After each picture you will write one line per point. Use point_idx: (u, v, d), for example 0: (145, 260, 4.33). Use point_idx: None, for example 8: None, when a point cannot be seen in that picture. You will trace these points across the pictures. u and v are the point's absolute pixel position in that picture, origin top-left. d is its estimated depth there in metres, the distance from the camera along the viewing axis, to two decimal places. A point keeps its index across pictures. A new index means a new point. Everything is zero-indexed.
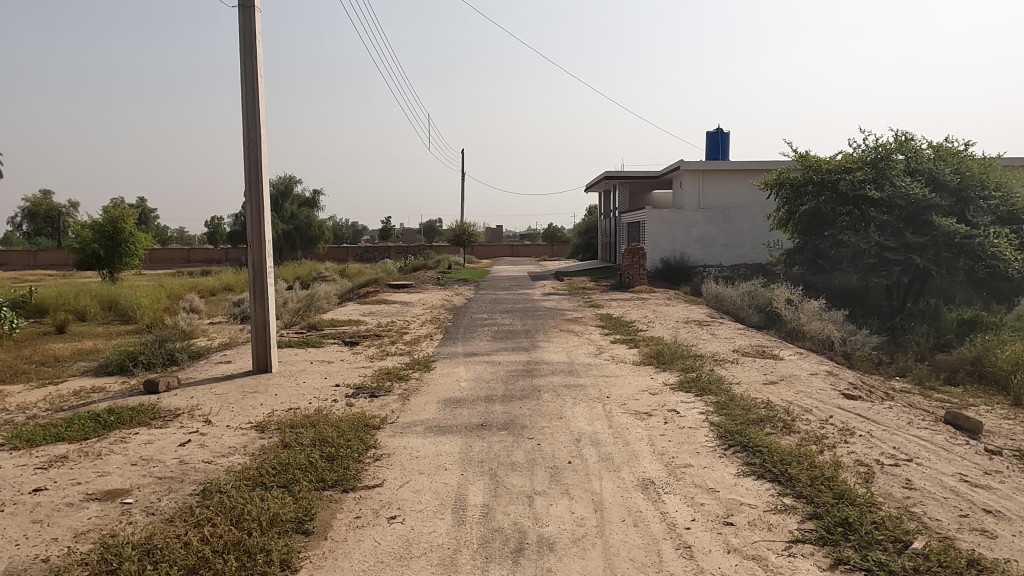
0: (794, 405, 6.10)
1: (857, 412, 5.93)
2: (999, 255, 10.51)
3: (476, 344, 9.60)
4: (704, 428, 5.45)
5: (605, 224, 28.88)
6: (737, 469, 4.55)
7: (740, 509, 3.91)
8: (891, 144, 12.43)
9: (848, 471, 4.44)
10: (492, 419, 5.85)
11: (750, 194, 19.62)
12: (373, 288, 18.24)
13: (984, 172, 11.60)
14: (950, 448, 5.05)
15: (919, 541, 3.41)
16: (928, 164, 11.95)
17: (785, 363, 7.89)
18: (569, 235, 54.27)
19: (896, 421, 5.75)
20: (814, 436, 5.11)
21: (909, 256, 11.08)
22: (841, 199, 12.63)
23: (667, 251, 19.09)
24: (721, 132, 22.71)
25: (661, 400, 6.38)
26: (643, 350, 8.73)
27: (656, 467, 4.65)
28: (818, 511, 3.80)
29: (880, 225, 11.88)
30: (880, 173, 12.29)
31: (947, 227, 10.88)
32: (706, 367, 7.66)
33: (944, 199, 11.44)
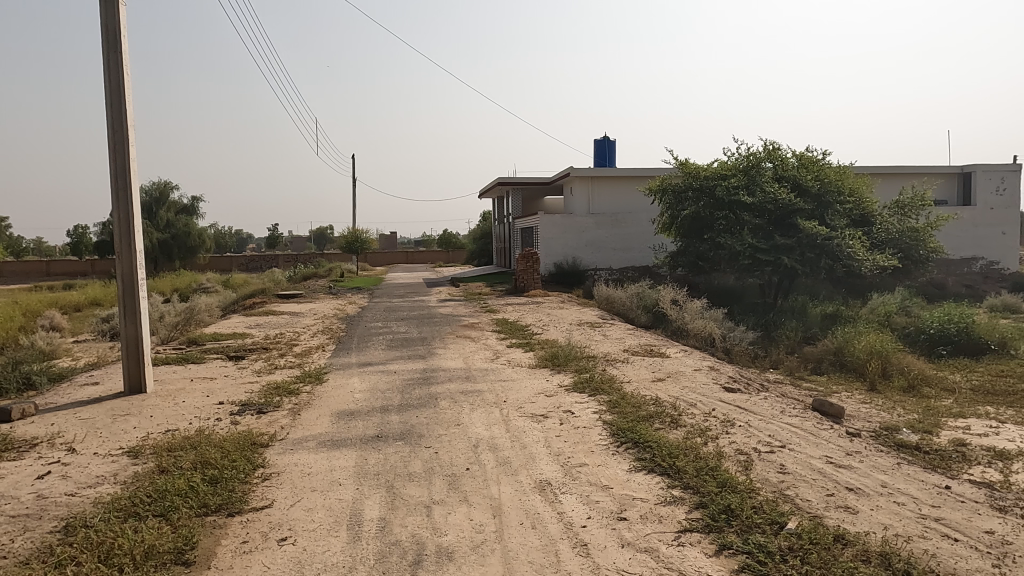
0: (680, 400, 6.39)
1: (736, 405, 6.31)
2: (854, 255, 11.60)
3: (370, 354, 9.37)
4: (597, 427, 5.61)
5: (498, 229, 29.14)
6: (629, 465, 4.70)
7: (632, 504, 4.05)
8: (760, 153, 13.33)
9: (729, 460, 4.72)
10: (388, 430, 5.72)
11: (636, 200, 20.48)
12: (260, 299, 17.38)
13: (839, 180, 12.74)
14: (817, 433, 5.48)
15: (792, 521, 3.67)
16: (793, 172, 12.91)
17: (671, 361, 8.26)
18: (463, 241, 54.40)
19: (770, 410, 6.17)
20: (698, 430, 5.39)
21: (779, 257, 11.97)
22: (718, 204, 13.34)
23: (560, 255, 19.51)
24: (608, 140, 23.51)
25: (556, 401, 6.49)
26: (539, 353, 8.87)
27: (553, 469, 4.73)
28: (703, 500, 4.00)
29: (753, 228, 12.70)
30: (751, 180, 13.13)
31: (810, 230, 11.86)
32: (598, 367, 7.90)
33: (807, 204, 12.48)
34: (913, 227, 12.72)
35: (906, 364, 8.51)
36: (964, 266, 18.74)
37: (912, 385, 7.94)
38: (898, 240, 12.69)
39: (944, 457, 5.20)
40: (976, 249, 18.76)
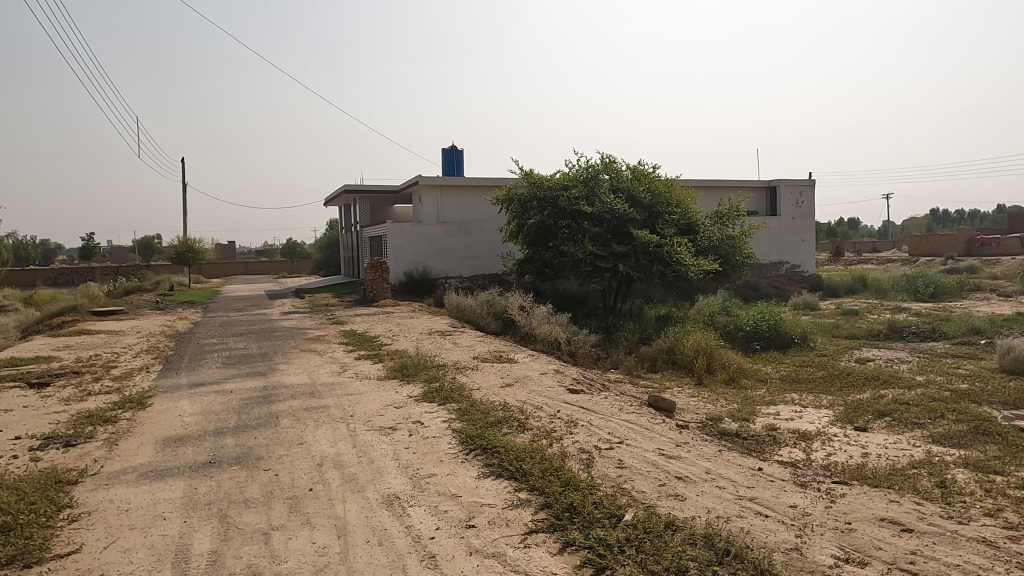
0: (527, 404, 6.56)
1: (579, 405, 6.59)
2: (681, 261, 12.63)
3: (203, 373, 8.66)
4: (446, 436, 5.59)
5: (345, 238, 28.33)
6: (477, 472, 4.72)
7: (480, 511, 4.07)
8: (598, 165, 14.08)
9: (572, 459, 4.91)
10: (222, 454, 5.31)
11: (484, 208, 20.82)
12: (70, 317, 15.46)
13: (668, 192, 13.81)
14: (651, 428, 5.87)
15: (629, 513, 3.89)
16: (627, 183, 13.80)
17: (519, 366, 8.46)
18: (309, 250, 52.26)
19: (610, 409, 6.51)
20: (544, 432, 5.55)
21: (616, 264, 12.73)
22: (562, 214, 13.89)
23: (409, 264, 19.31)
24: (456, 149, 23.69)
25: (405, 413, 6.39)
26: (388, 364, 8.69)
27: (400, 482, 4.64)
28: (548, 500, 4.12)
29: (593, 236, 13.36)
30: (590, 191, 13.84)
31: (644, 239, 12.73)
32: (448, 376, 7.89)
33: (640, 213, 13.41)
34: (730, 235, 14.09)
35: (727, 359, 9.40)
36: (773, 269, 21.08)
37: (732, 378, 8.78)
38: (719, 246, 13.95)
39: (759, 441, 5.80)
40: (782, 254, 21.19)
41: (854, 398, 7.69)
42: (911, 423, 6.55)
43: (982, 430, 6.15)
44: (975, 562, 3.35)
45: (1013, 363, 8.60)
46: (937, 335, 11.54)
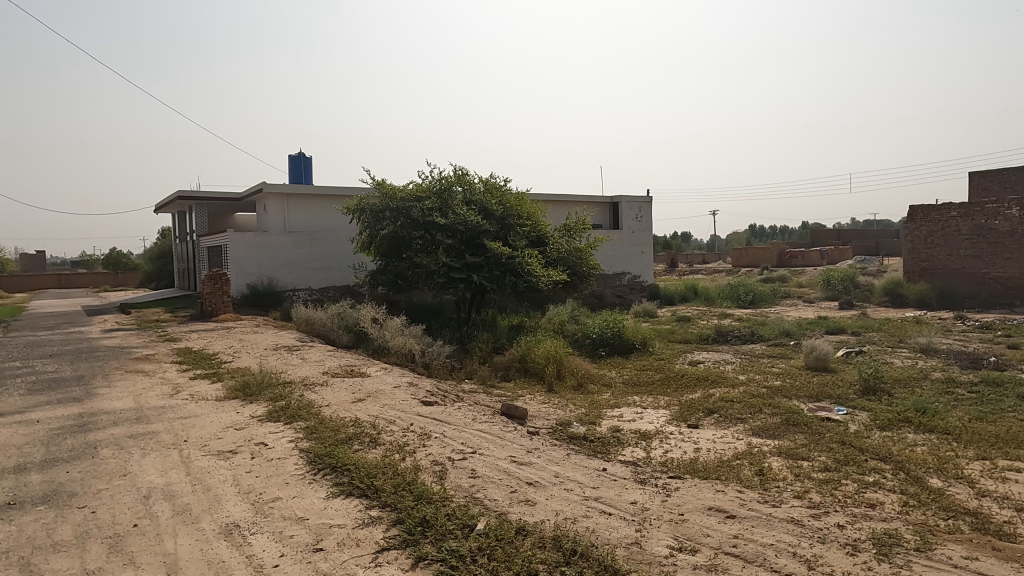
0: (379, 419, 6.41)
1: (433, 417, 6.55)
2: (532, 272, 13.04)
3: (2, 402, 7.55)
4: (293, 457, 5.31)
5: (180, 248, 26.12)
6: (326, 492, 4.53)
7: (329, 532, 3.91)
8: (451, 177, 14.19)
9: (425, 472, 4.87)
10: (25, 494, 4.65)
11: (334, 218, 20.17)
12: None
13: (519, 205, 14.24)
14: (503, 436, 5.98)
15: (480, 522, 3.93)
16: (480, 196, 14.04)
17: (371, 380, 8.26)
18: (136, 261, 47.58)
19: (464, 419, 6.54)
20: (396, 446, 5.46)
21: (469, 275, 12.88)
22: (415, 225, 13.80)
23: (253, 276, 18.20)
24: (303, 157, 22.76)
25: (247, 434, 5.99)
26: (228, 383, 8.10)
27: (241, 509, 4.34)
28: (400, 516, 4.05)
29: (447, 248, 13.41)
30: (443, 203, 13.90)
31: (496, 250, 13.01)
32: (295, 393, 7.51)
33: (492, 225, 13.69)
34: (577, 247, 14.78)
35: (575, 366, 9.83)
36: (616, 279, 22.38)
37: (580, 384, 9.19)
38: (567, 258, 14.57)
39: (604, 443, 6.11)
40: (624, 266, 22.56)
41: (688, 398, 8.36)
42: (735, 418, 7.23)
43: (791, 421, 6.93)
44: (786, 540, 3.76)
45: (815, 361, 9.80)
46: (754, 338, 12.87)
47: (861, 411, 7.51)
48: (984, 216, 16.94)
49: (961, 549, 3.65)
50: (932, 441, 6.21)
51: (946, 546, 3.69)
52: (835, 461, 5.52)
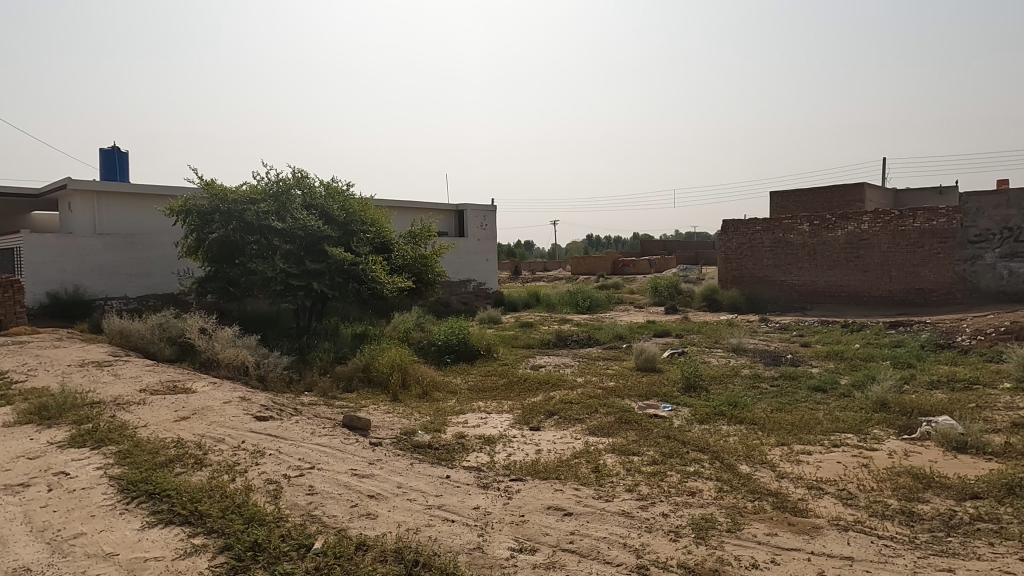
0: (205, 438, 5.92)
1: (267, 433, 6.17)
2: (376, 278, 12.77)
3: None
4: (101, 485, 4.74)
5: None
6: (141, 522, 4.09)
7: (143, 568, 3.53)
8: (290, 179, 13.50)
9: (258, 492, 4.57)
10: None
11: (154, 220, 18.39)
12: None
13: (362, 211, 13.91)
14: (344, 449, 5.77)
15: (318, 541, 3.75)
16: (321, 200, 13.50)
17: (198, 396, 7.60)
18: None
19: (301, 433, 6.23)
20: (225, 466, 5.07)
21: (310, 282, 12.35)
22: (249, 229, 12.90)
23: (55, 283, 16.06)
24: (117, 151, 20.54)
25: (43, 464, 5.24)
26: (19, 406, 7.05)
27: (34, 550, 3.79)
28: (228, 541, 3.77)
29: (285, 253, 12.72)
30: (281, 206, 13.16)
31: (338, 256, 12.60)
32: (105, 414, 6.71)
33: (334, 231, 13.23)
34: (423, 254, 14.73)
35: (420, 374, 9.75)
36: (462, 286, 22.56)
37: (425, 392, 9.12)
38: (412, 265, 14.47)
39: (449, 450, 6.11)
40: (469, 273, 22.84)
41: (530, 401, 8.62)
42: (574, 419, 7.57)
43: (624, 419, 7.38)
44: (618, 532, 3.99)
45: (644, 362, 10.53)
46: (591, 341, 13.59)
47: (683, 407, 8.19)
48: (782, 231, 19.22)
49: (764, 526, 4.10)
50: (742, 432, 6.93)
51: (752, 526, 4.11)
52: (662, 455, 5.96)
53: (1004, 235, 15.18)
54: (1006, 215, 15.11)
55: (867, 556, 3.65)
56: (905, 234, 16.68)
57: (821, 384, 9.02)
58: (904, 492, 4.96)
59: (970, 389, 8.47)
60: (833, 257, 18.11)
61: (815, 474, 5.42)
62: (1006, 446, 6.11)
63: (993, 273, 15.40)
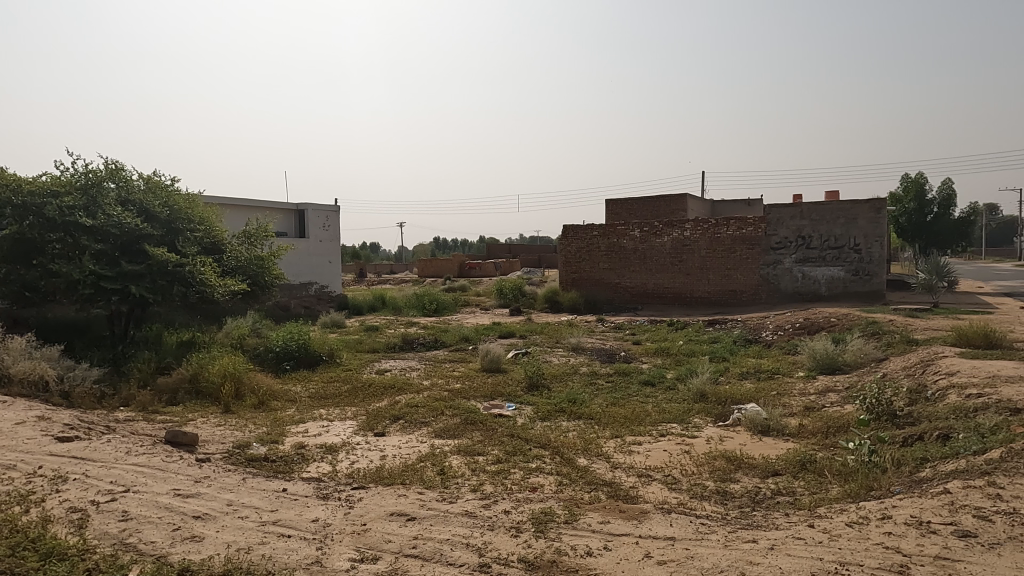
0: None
1: (72, 455, 5.47)
2: (205, 281, 11.87)
3: None
4: None
5: None
6: None
7: None
8: (101, 171, 12.08)
9: (59, 523, 4.04)
10: None
11: None
12: None
13: (188, 208, 12.85)
14: (165, 467, 5.28)
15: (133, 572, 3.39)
16: (139, 196, 12.24)
17: None
18: None
19: (114, 453, 5.60)
20: (17, 497, 4.42)
21: (126, 285, 11.17)
22: (49, 225, 11.28)
23: None
24: None
25: None
26: None
27: None
28: None
29: (95, 254, 11.34)
30: (90, 201, 11.70)
31: (161, 257, 11.51)
32: None
33: (155, 229, 12.06)
34: (258, 255, 13.92)
35: (255, 383, 9.17)
36: (303, 289, 21.55)
37: (261, 402, 8.60)
38: (247, 267, 13.61)
39: (287, 461, 5.80)
40: (310, 275, 21.87)
41: (375, 406, 8.43)
42: (419, 422, 7.52)
43: (470, 420, 7.46)
44: (460, 533, 4.03)
45: (490, 362, 10.74)
46: (438, 344, 13.61)
47: (526, 405, 8.45)
48: (616, 236, 20.47)
49: (598, 515, 4.33)
50: (580, 427, 7.29)
51: (586, 515, 4.33)
52: (506, 453, 6.11)
53: (798, 243, 17.57)
54: (799, 225, 17.50)
55: (686, 535, 3.98)
56: (720, 241, 18.47)
57: (650, 379, 9.75)
58: (720, 473, 5.49)
59: (771, 379, 9.58)
60: (661, 261, 19.61)
61: (645, 463, 5.84)
62: (799, 428, 6.98)
63: (790, 276, 17.70)
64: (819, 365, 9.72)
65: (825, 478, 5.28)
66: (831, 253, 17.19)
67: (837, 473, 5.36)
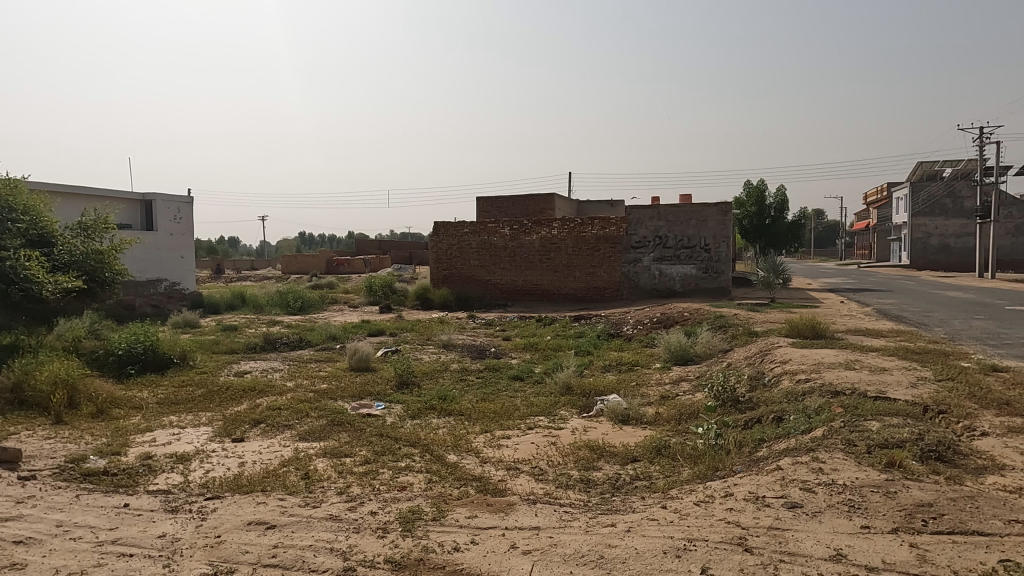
0: None
1: None
2: (32, 277, 10.58)
3: None
4: None
5: None
6: None
7: None
8: None
9: None
10: None
11: None
12: None
13: (9, 195, 11.41)
14: None
15: None
16: None
17: None
18: None
19: None
20: None
21: None
22: None
23: None
24: None
25: None
26: None
27: None
28: None
29: None
30: None
31: None
32: None
33: None
34: (97, 249, 12.63)
35: (93, 390, 8.32)
36: (151, 287, 19.84)
37: (100, 410, 7.82)
38: (82, 262, 12.30)
39: (131, 474, 5.32)
40: (159, 271, 20.17)
41: (232, 411, 7.93)
42: (282, 425, 7.19)
43: (336, 421, 7.24)
44: (324, 538, 3.90)
45: (358, 361, 10.47)
46: (303, 343, 13.08)
47: (396, 404, 8.33)
48: (487, 233, 20.67)
49: (465, 510, 4.37)
50: (450, 423, 7.30)
51: (454, 511, 4.35)
52: (374, 453, 5.99)
53: (655, 242, 18.69)
54: (657, 226, 18.61)
55: (550, 523, 4.11)
56: (585, 240, 19.23)
57: (519, 374, 9.97)
58: (584, 462, 5.73)
59: (631, 370, 10.14)
60: (530, 259, 20.07)
61: (513, 456, 5.96)
62: (655, 416, 7.44)
63: (648, 273, 18.80)
64: (674, 356, 10.42)
65: (677, 462, 5.67)
66: (684, 252, 18.49)
67: (688, 456, 5.76)
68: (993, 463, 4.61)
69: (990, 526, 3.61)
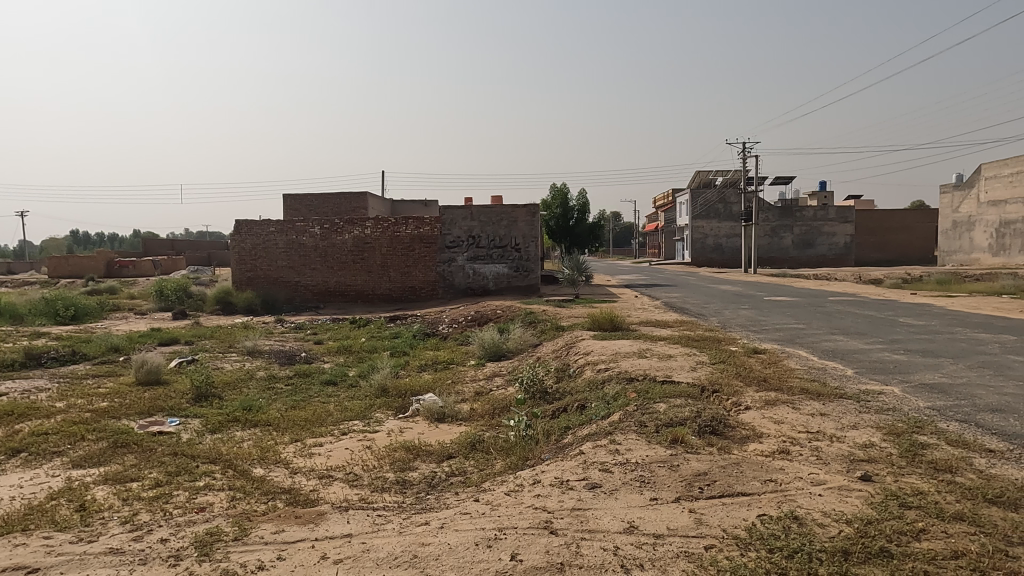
0: None
1: None
2: None
3: None
4: None
5: None
6: None
7: None
8: None
9: None
10: None
11: None
12: None
13: None
14: None
15: None
16: None
17: None
18: None
19: None
20: None
21: None
22: None
23: None
24: None
25: None
26: None
27: None
28: None
29: None
30: None
31: None
32: None
33: None
34: None
35: None
36: None
37: None
38: None
39: None
40: None
41: None
42: (50, 452, 6.24)
43: (120, 443, 6.44)
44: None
45: (147, 375, 9.41)
46: (76, 357, 11.45)
47: (193, 419, 7.61)
48: (295, 233, 19.63)
49: (271, 526, 4.13)
50: (256, 435, 6.84)
51: (259, 528, 4.09)
52: (167, 475, 5.43)
53: (469, 242, 19.09)
54: (470, 226, 19.02)
55: (363, 529, 4.03)
56: (399, 240, 19.06)
57: (332, 378, 9.61)
58: (399, 463, 5.69)
59: (447, 369, 10.25)
60: (342, 259, 19.43)
61: (325, 464, 5.74)
62: (470, 412, 7.59)
63: (463, 272, 19.15)
64: (488, 353, 10.71)
65: (491, 455, 5.84)
66: (496, 251, 19.17)
67: (501, 449, 5.96)
68: (753, 432, 5.35)
69: (752, 487, 4.18)
